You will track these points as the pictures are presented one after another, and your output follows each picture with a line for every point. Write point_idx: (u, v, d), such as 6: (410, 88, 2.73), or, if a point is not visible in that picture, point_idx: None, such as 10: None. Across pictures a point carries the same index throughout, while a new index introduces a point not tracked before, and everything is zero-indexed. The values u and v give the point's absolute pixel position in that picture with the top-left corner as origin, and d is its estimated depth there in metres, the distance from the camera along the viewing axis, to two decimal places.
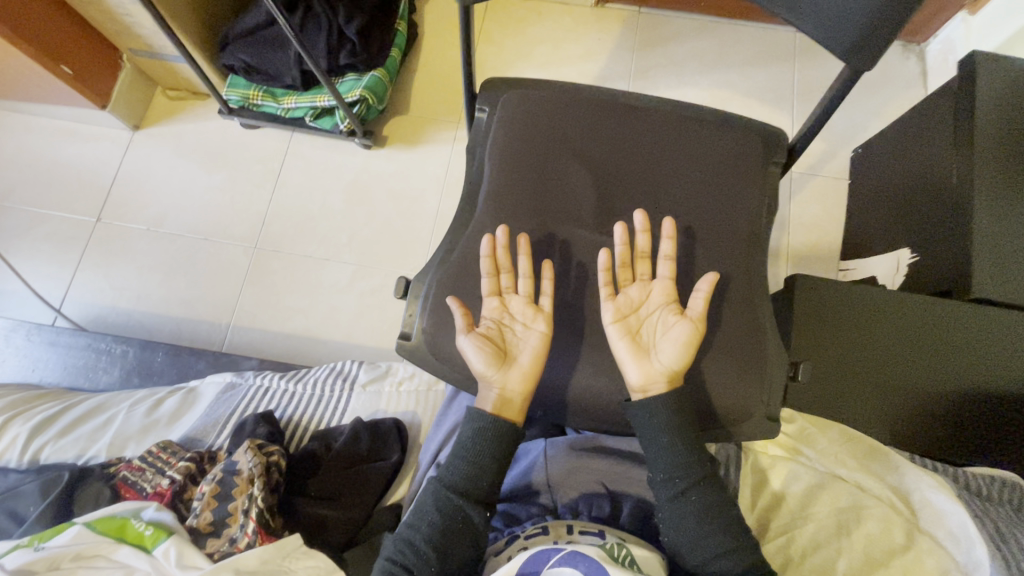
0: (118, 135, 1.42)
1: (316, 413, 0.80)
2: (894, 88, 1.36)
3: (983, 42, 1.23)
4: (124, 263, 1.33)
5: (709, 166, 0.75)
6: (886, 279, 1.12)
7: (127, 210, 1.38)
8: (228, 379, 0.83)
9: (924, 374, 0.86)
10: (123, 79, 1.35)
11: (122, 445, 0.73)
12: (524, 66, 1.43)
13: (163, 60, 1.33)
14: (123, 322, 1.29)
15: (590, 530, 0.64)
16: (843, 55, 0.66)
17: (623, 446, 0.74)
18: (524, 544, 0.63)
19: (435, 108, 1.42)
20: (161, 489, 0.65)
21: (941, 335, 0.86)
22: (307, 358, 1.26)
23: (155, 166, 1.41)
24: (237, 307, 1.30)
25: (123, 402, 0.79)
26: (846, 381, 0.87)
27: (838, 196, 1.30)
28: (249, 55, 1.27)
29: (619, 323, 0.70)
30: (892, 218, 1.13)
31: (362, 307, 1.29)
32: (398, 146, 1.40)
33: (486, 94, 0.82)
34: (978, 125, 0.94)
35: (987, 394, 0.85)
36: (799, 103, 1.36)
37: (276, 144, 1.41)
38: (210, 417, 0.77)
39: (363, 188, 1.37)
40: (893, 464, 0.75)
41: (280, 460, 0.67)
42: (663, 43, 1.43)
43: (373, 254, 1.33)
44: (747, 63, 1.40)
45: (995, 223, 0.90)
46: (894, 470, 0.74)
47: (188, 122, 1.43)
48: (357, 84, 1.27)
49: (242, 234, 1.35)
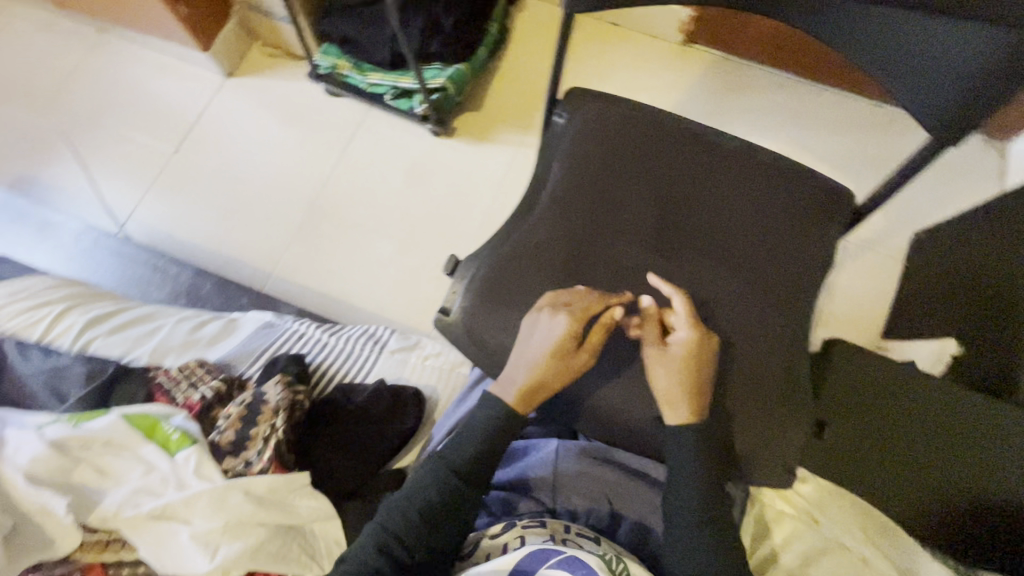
0: (212, 79, 1.51)
1: (343, 367, 0.82)
2: (969, 178, 1.34)
3: None
4: (190, 195, 1.41)
5: (773, 209, 0.76)
6: (927, 366, 1.09)
7: (204, 147, 1.46)
8: (268, 318, 0.87)
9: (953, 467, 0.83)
10: (229, 28, 1.45)
11: (163, 354, 0.78)
12: (601, 87, 1.46)
13: (269, 18, 1.42)
14: (177, 249, 1.36)
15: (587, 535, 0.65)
16: (929, 126, 0.66)
17: (634, 463, 0.73)
18: (522, 541, 0.64)
19: (508, 110, 1.46)
20: (191, 402, 0.68)
21: (992, 434, 0.82)
22: (338, 320, 1.30)
23: (238, 112, 1.49)
24: (283, 258, 1.35)
25: (171, 317, 0.84)
26: (872, 456, 0.85)
27: (892, 273, 1.28)
28: (347, 27, 1.34)
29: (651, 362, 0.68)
30: (945, 306, 1.10)
31: (400, 283, 1.33)
32: (466, 139, 1.44)
33: (567, 101, 0.85)
34: None
35: None
36: (869, 174, 1.35)
37: (352, 114, 1.48)
38: (246, 348, 0.81)
39: (425, 171, 1.42)
40: (903, 547, 0.73)
41: (304, 400, 0.70)
42: (742, 91, 1.44)
43: (421, 235, 1.37)
44: (822, 126, 1.40)
45: None
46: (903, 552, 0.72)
47: (277, 79, 1.51)
48: (441, 73, 1.33)
49: (302, 191, 1.41)
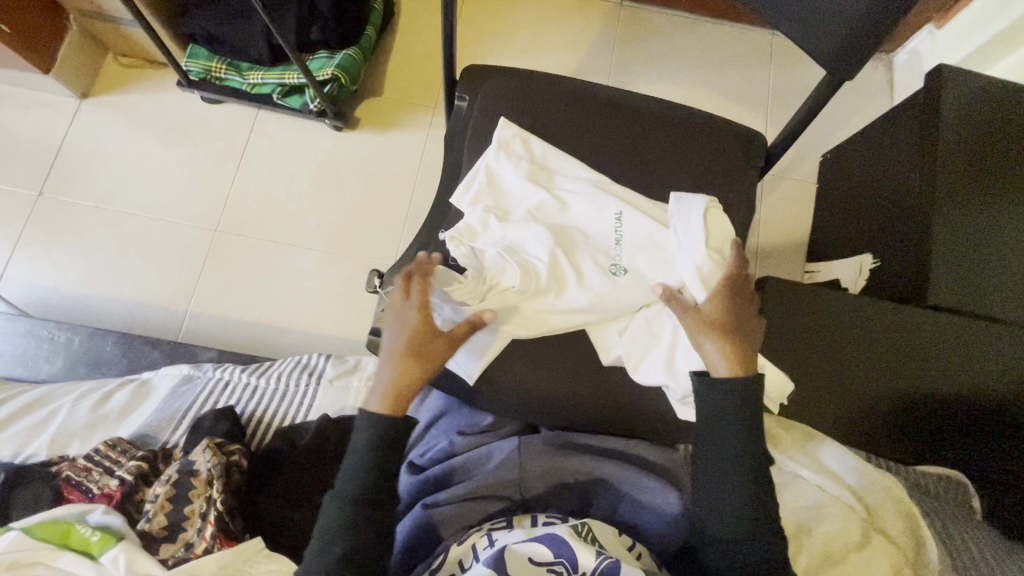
0: (64, 103, 1.32)
1: (281, 409, 0.76)
2: (864, 95, 1.41)
3: (946, 56, 1.29)
4: (69, 242, 1.25)
5: (688, 156, 0.76)
6: (850, 281, 1.15)
7: (73, 184, 1.28)
8: (186, 371, 0.78)
9: (874, 380, 0.90)
10: (69, 41, 1.25)
11: (65, 443, 0.68)
12: (502, 51, 1.40)
13: (116, 24, 1.24)
14: (67, 305, 1.21)
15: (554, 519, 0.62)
16: (827, 59, 0.68)
17: (601, 445, 0.70)
18: (488, 539, 0.59)
19: (412, 91, 1.37)
20: (109, 490, 0.60)
21: (930, 345, 0.90)
22: (269, 348, 1.21)
23: (106, 137, 1.31)
24: (195, 293, 1.23)
25: (66, 396, 0.73)
26: (828, 387, 0.91)
27: (806, 198, 1.36)
28: (210, 25, 1.19)
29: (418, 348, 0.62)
30: (857, 225, 1.16)
31: (329, 294, 1.25)
32: (370, 129, 1.34)
33: (466, 81, 0.81)
34: (942, 137, 0.98)
35: (964, 391, 0.90)
36: (775, 105, 1.38)
37: (238, 121, 1.33)
38: (165, 413, 0.72)
39: (333, 171, 1.32)
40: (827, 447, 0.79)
41: (242, 459, 0.64)
42: (645, 38, 1.42)
43: (342, 241, 1.28)
44: (727, 62, 1.41)
45: (954, 238, 0.95)
46: (827, 451, 0.78)
47: (143, 93, 1.34)
48: (329, 62, 1.21)
49: (200, 215, 1.28)
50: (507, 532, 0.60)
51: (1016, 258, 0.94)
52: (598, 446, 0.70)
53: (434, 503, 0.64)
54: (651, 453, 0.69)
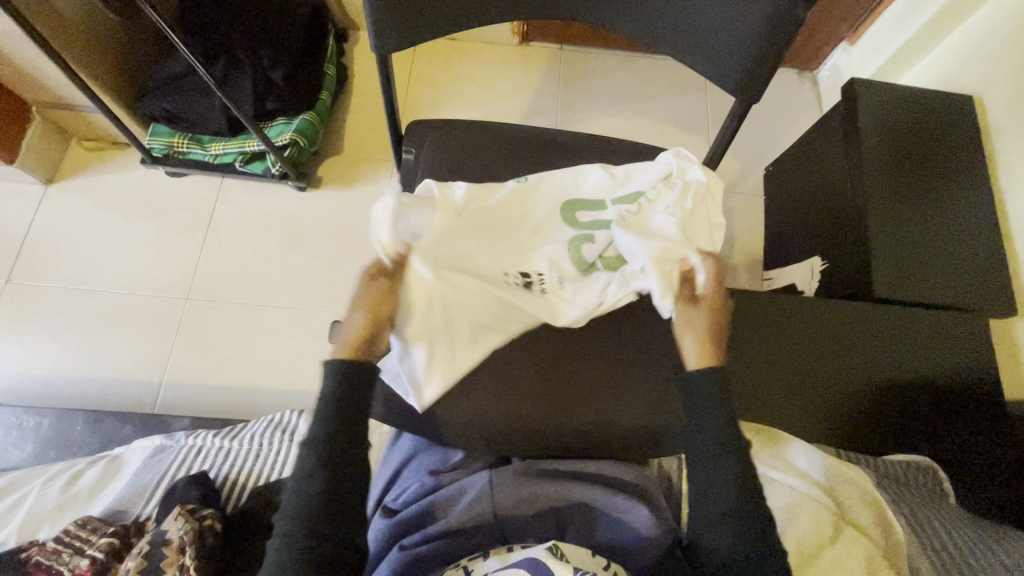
0: (30, 190, 1.35)
1: (255, 469, 0.76)
2: (794, 110, 1.52)
3: (862, 69, 1.40)
4: (39, 325, 1.25)
5: None
6: (804, 285, 1.20)
7: (41, 268, 1.30)
8: (158, 442, 0.78)
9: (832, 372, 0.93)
10: (33, 131, 1.29)
11: (35, 527, 0.67)
12: (454, 102, 1.48)
13: (78, 112, 1.29)
14: (39, 389, 1.20)
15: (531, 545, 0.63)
16: (734, 86, 0.74)
17: (572, 468, 0.71)
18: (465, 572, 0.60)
19: (371, 147, 1.43)
20: (81, 570, 0.60)
21: (876, 335, 0.95)
22: (247, 410, 1.21)
23: (73, 219, 1.34)
24: (169, 363, 1.24)
25: (35, 479, 0.73)
26: (789, 387, 0.93)
27: (754, 210, 1.43)
28: (170, 103, 1.25)
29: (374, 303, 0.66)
30: (801, 231, 1.23)
31: (304, 351, 1.26)
32: (333, 186, 1.39)
33: (412, 135, 0.86)
34: (863, 142, 1.06)
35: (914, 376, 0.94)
36: (714, 127, 1.47)
37: (204, 191, 1.37)
38: (137, 485, 0.72)
39: (300, 230, 1.35)
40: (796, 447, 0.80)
41: (214, 522, 0.64)
42: (586, 77, 1.51)
43: (314, 296, 1.30)
44: (665, 92, 1.50)
45: (888, 234, 1.01)
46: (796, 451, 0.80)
47: (108, 173, 1.38)
48: (287, 127, 1.27)
49: (170, 286, 1.30)
50: (483, 562, 0.61)
51: (945, 246, 1.00)
52: (567, 468, 0.71)
53: (412, 545, 0.65)
54: (622, 472, 0.71)
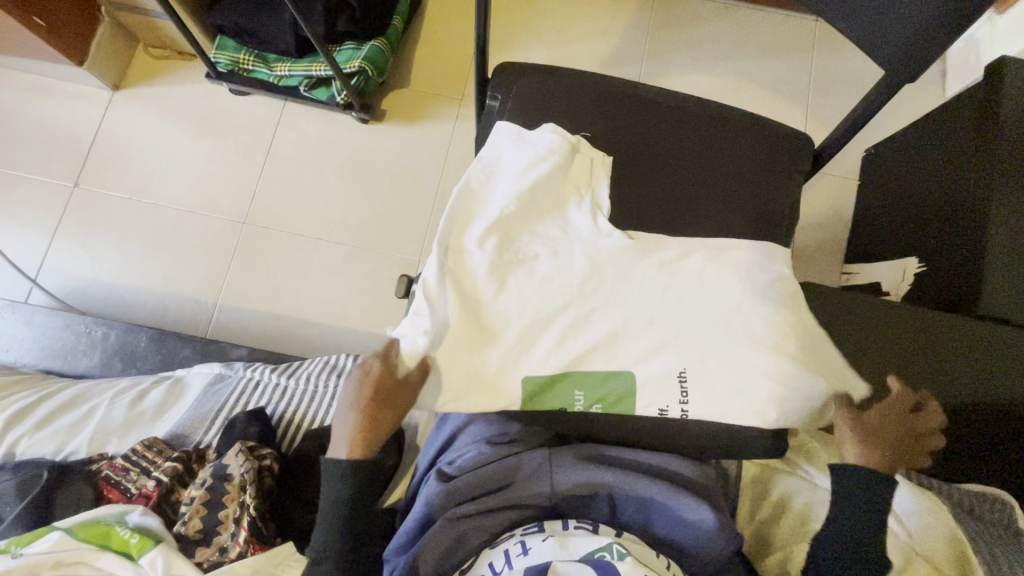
0: (96, 94, 1.34)
1: (312, 411, 0.77)
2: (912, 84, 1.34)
3: (1007, 43, 1.20)
4: (104, 233, 1.27)
5: (724, 159, 0.76)
6: (891, 286, 1.10)
7: (107, 175, 1.30)
8: (217, 371, 0.80)
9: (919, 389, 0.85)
10: (102, 33, 1.26)
11: (104, 441, 0.70)
12: (532, 40, 1.36)
13: (146, 16, 1.25)
14: (103, 296, 1.24)
15: (586, 526, 0.61)
16: (888, 59, 0.64)
17: (633, 457, 0.68)
18: (522, 546, 0.60)
19: (437, 83, 1.35)
20: (147, 491, 0.63)
21: (973, 356, 0.86)
22: (298, 340, 1.22)
23: (138, 128, 1.33)
24: (225, 286, 1.25)
25: (104, 393, 0.75)
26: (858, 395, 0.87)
27: (845, 195, 1.31)
28: (238, 15, 1.19)
29: (374, 395, 0.64)
30: (900, 228, 1.11)
31: (356, 290, 1.25)
32: (396, 121, 1.33)
33: (499, 82, 0.82)
34: (1001, 135, 0.92)
35: (1005, 403, 0.86)
36: (816, 96, 1.31)
37: (266, 112, 1.33)
38: (198, 412, 0.74)
39: (360, 164, 1.31)
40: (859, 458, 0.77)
41: (273, 463, 0.66)
42: (679, 25, 1.36)
43: (370, 235, 1.27)
44: (766, 50, 1.34)
45: (1010, 243, 0.89)
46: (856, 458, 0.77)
47: (173, 84, 1.35)
48: (356, 53, 1.19)
49: (229, 208, 1.29)
50: (541, 542, 0.60)
51: None
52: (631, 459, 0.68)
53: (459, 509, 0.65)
54: (686, 468, 0.67)
